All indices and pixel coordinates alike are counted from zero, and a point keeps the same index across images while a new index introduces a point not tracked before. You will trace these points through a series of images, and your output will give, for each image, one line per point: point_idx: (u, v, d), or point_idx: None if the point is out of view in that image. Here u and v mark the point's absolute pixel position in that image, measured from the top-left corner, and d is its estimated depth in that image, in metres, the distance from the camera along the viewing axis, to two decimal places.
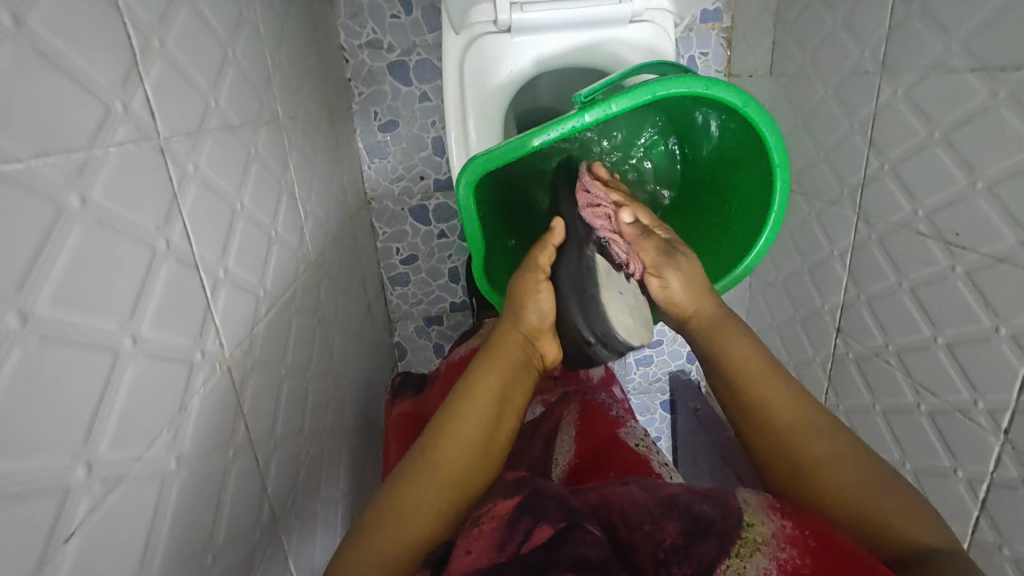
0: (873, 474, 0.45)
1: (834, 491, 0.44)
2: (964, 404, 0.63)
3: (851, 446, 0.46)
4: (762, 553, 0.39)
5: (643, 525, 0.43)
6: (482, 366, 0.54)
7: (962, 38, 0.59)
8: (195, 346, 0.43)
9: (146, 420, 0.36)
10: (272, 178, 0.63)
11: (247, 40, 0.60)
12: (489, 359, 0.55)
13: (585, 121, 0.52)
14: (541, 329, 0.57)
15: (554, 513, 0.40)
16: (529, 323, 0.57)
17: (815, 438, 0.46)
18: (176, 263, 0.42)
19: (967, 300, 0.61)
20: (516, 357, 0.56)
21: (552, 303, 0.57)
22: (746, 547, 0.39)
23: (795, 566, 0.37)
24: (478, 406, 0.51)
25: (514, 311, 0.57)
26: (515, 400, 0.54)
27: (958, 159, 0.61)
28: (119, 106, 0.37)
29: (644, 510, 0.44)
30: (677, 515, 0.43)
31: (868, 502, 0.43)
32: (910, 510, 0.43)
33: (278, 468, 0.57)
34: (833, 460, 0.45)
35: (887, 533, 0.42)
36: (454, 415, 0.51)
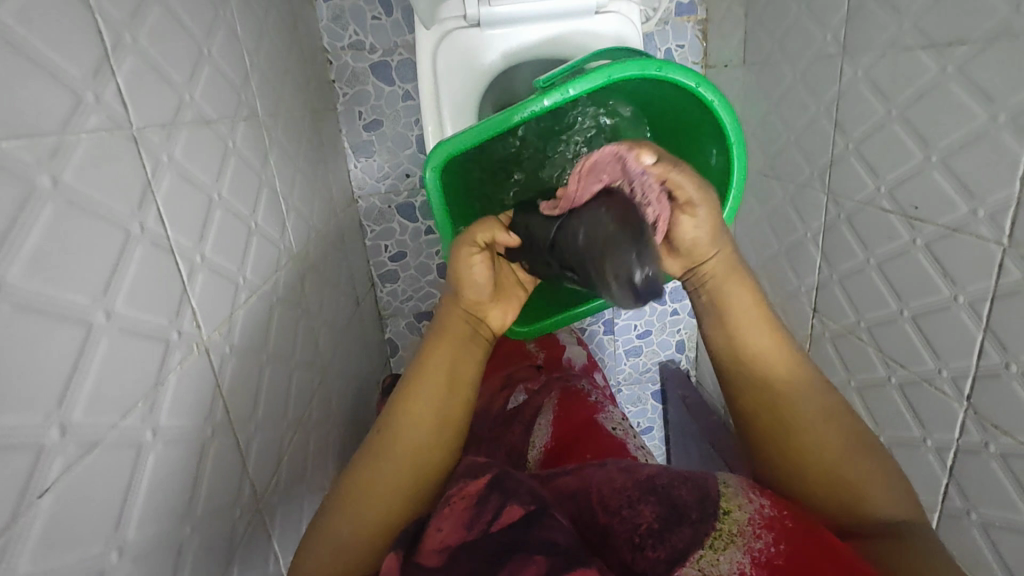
0: (863, 440, 0.48)
1: (810, 452, 0.48)
2: (929, 373, 0.65)
3: (838, 408, 0.50)
4: (736, 544, 0.39)
5: (621, 510, 0.45)
6: (431, 346, 0.55)
7: (912, 18, 0.61)
8: (172, 325, 0.45)
9: (121, 392, 0.38)
10: (251, 172, 0.66)
11: (223, 38, 0.62)
12: (437, 340, 0.56)
13: (543, 105, 0.54)
14: (481, 303, 0.58)
15: (523, 496, 0.43)
16: (471, 300, 0.57)
17: (808, 399, 0.50)
18: (150, 246, 0.44)
19: (928, 271, 0.63)
20: (463, 333, 0.56)
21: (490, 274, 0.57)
22: (720, 539, 0.40)
23: (770, 558, 0.37)
24: (423, 393, 0.52)
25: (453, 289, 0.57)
26: (461, 380, 0.55)
27: (914, 134, 0.62)
28: (91, 96, 0.39)
29: (623, 494, 0.46)
30: (655, 501, 0.44)
31: (844, 470, 0.46)
32: (879, 475, 0.46)
33: (260, 450, 0.59)
34: (820, 428, 0.48)
35: (859, 496, 0.45)
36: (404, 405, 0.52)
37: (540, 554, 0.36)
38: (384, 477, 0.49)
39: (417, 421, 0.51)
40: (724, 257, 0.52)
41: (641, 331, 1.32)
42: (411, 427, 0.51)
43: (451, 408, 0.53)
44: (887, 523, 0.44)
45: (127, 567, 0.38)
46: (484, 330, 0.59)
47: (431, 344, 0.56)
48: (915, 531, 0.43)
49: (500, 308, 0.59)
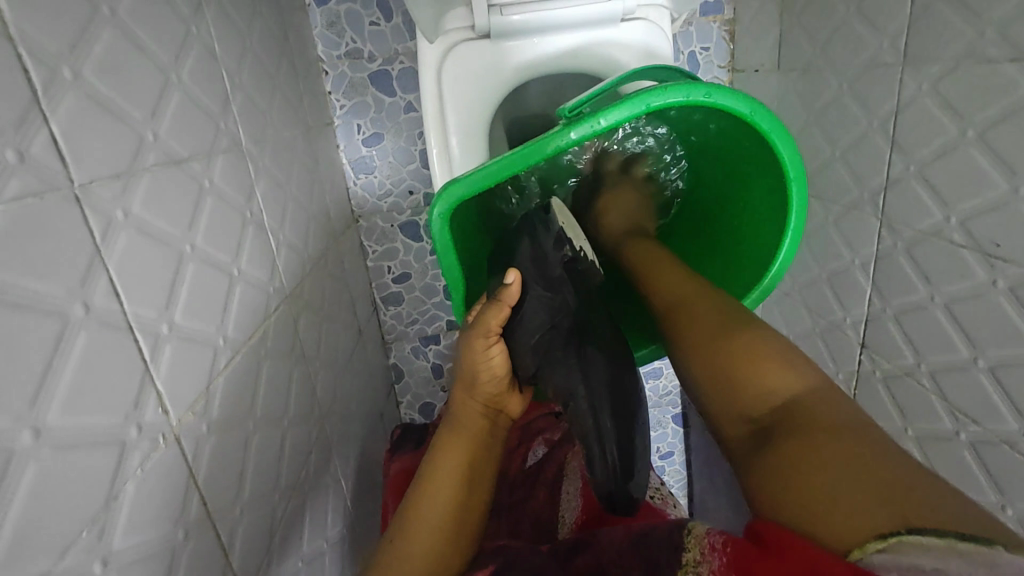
0: (748, 325, 0.46)
1: (694, 343, 0.47)
2: (1012, 435, 0.56)
3: (727, 306, 0.49)
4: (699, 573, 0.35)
5: None
6: (444, 442, 0.52)
7: (997, 25, 0.52)
8: (130, 420, 0.38)
9: (54, 527, 0.31)
10: (233, 211, 0.58)
11: (197, 59, 0.54)
12: (450, 436, 0.52)
13: (570, 139, 0.46)
14: (499, 394, 0.55)
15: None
16: (488, 390, 0.54)
17: (696, 299, 0.51)
18: (101, 328, 0.36)
19: (1012, 318, 0.54)
20: (479, 425, 0.53)
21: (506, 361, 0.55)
22: None
23: None
24: (440, 495, 0.47)
25: (467, 380, 0.54)
26: (482, 475, 0.51)
27: (996, 160, 0.54)
28: (12, 155, 0.31)
29: None
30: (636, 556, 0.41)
31: (730, 350, 0.44)
32: (773, 349, 0.43)
33: (246, 535, 0.51)
34: (703, 323, 0.48)
35: (753, 377, 0.42)
36: (418, 509, 0.47)
37: None
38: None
39: (433, 527, 0.46)
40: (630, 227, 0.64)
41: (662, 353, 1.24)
42: (431, 536, 0.45)
43: (471, 509, 0.48)
44: (777, 406, 0.40)
45: None
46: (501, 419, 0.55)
47: (444, 440, 0.52)
48: (807, 408, 0.39)
49: (516, 396, 0.57)
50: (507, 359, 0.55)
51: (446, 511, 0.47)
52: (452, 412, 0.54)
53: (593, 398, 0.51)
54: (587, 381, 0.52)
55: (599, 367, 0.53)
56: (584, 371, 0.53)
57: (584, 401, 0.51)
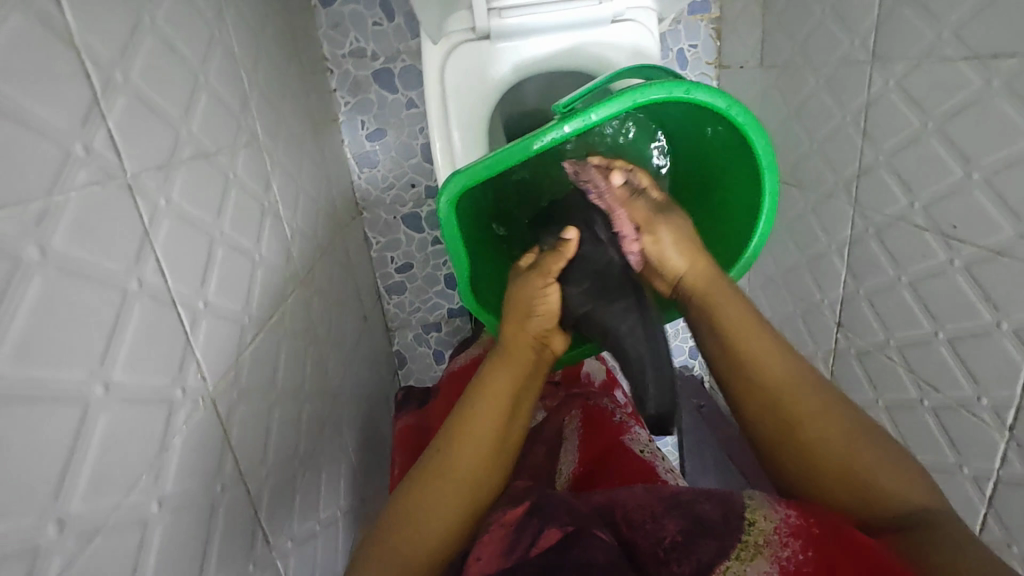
0: (860, 426, 0.47)
1: (798, 413, 0.47)
2: (968, 401, 0.61)
3: (831, 394, 0.48)
4: (764, 555, 0.38)
5: (644, 524, 0.44)
6: (494, 369, 0.55)
7: (952, 26, 0.57)
8: (175, 383, 0.43)
9: (123, 469, 0.36)
10: (254, 202, 0.62)
11: (221, 61, 0.59)
12: (499, 364, 0.55)
13: (564, 132, 0.51)
14: (549, 333, 0.57)
15: (562, 517, 0.42)
16: (538, 328, 0.56)
17: (781, 366, 0.49)
18: (150, 301, 0.41)
19: (967, 294, 0.60)
20: (528, 360, 0.56)
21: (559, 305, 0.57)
22: (747, 550, 0.39)
23: (798, 566, 0.36)
24: (487, 414, 0.52)
25: (521, 314, 0.57)
26: (523, 404, 0.55)
27: (953, 150, 0.59)
28: (80, 149, 0.36)
29: (646, 509, 0.46)
30: (678, 514, 0.44)
31: (849, 445, 0.45)
32: (893, 461, 0.45)
33: (271, 495, 0.56)
34: (817, 410, 0.47)
35: (872, 482, 0.43)
36: (465, 425, 0.52)
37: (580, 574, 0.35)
38: (444, 497, 0.48)
39: (478, 447, 0.51)
40: (703, 270, 0.55)
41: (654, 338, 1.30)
42: (474, 449, 0.50)
43: (512, 434, 0.53)
44: (902, 514, 0.42)
45: None
46: (548, 355, 0.58)
47: (493, 370, 0.55)
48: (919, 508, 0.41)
49: (564, 335, 0.59)
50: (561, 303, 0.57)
51: (489, 434, 0.51)
52: (503, 341, 0.57)
53: (639, 340, 0.54)
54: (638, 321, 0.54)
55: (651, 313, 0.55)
56: (629, 311, 0.55)
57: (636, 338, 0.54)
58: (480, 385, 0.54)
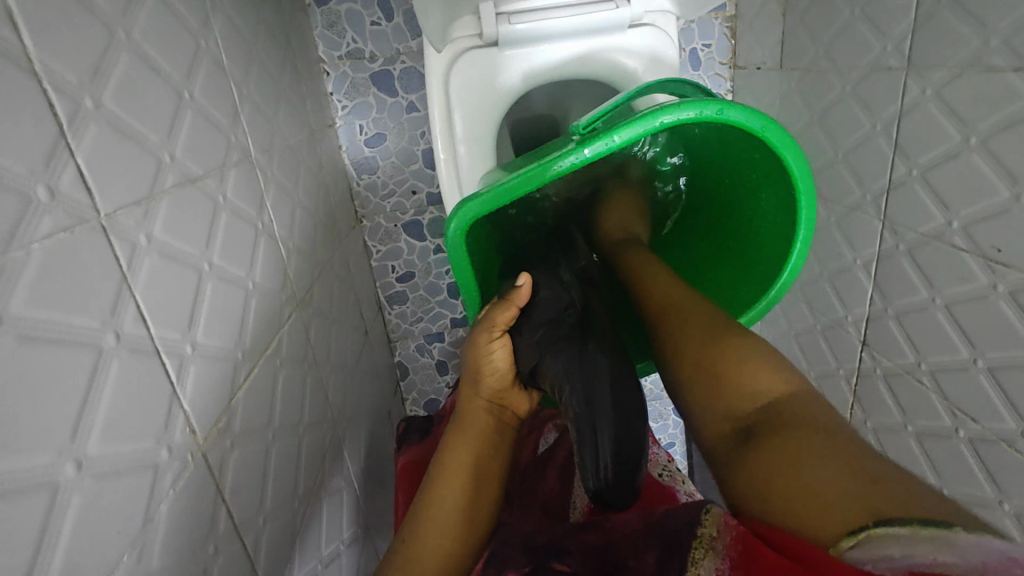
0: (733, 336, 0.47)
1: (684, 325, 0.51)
2: (1010, 434, 0.58)
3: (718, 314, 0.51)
4: (714, 551, 0.35)
5: (628, 562, 0.41)
6: (452, 441, 0.52)
7: (1002, 34, 0.53)
8: (160, 443, 0.38)
9: (99, 553, 0.32)
10: (246, 225, 0.58)
11: (207, 73, 0.54)
12: (457, 435, 0.53)
13: (584, 155, 0.47)
14: (503, 389, 0.56)
15: None
16: (493, 389, 0.55)
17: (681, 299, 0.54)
18: (130, 355, 0.37)
19: (1012, 322, 0.56)
20: (487, 424, 0.54)
21: (508, 357, 0.56)
22: (701, 550, 0.36)
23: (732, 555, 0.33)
24: (450, 491, 0.49)
25: (473, 377, 0.56)
26: (491, 471, 0.52)
27: (999, 167, 0.55)
28: (44, 193, 0.32)
29: (632, 543, 0.43)
30: (657, 542, 0.41)
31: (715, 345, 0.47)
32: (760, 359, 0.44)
33: (270, 543, 0.53)
34: (699, 320, 0.51)
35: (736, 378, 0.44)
36: (428, 506, 0.48)
37: None
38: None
39: (446, 527, 0.47)
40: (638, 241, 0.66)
41: None
42: (438, 533, 0.46)
43: (482, 504, 0.49)
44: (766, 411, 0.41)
45: None
46: (508, 415, 0.57)
47: (451, 441, 0.53)
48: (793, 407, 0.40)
49: (523, 395, 0.58)
50: (509, 356, 0.56)
51: (456, 509, 0.48)
52: (459, 411, 0.55)
53: (592, 395, 0.52)
54: (584, 370, 0.54)
55: (599, 365, 0.54)
56: (585, 365, 0.55)
57: (581, 396, 0.52)
58: (441, 458, 0.52)
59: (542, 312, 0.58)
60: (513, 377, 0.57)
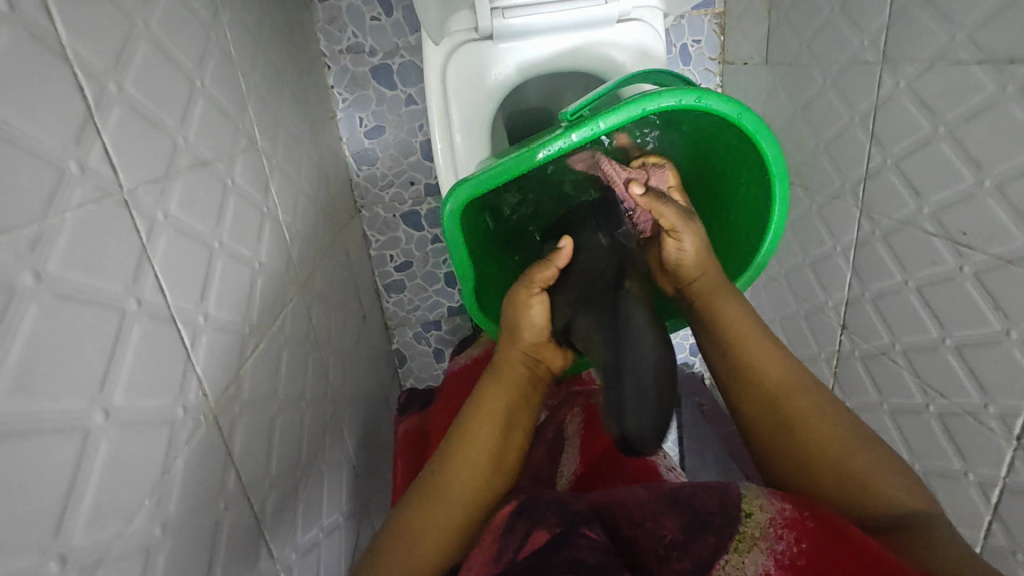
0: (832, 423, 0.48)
1: (778, 393, 0.49)
2: (975, 408, 0.61)
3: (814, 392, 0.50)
4: (760, 548, 0.38)
5: (645, 522, 0.43)
6: (488, 390, 0.55)
7: (967, 29, 0.56)
8: (176, 402, 0.42)
9: (124, 497, 0.36)
10: (253, 208, 0.61)
11: (217, 63, 0.57)
12: (495, 380, 0.56)
13: (572, 140, 0.50)
14: (540, 345, 0.58)
15: (550, 518, 0.41)
16: (532, 343, 0.57)
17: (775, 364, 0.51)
18: (149, 320, 0.40)
19: (976, 301, 0.59)
20: (525, 376, 0.57)
21: (547, 316, 0.57)
22: (744, 542, 0.39)
23: (793, 559, 0.36)
24: (483, 438, 0.52)
25: (511, 331, 0.58)
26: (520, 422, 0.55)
27: (964, 155, 0.58)
28: (75, 166, 0.35)
29: (647, 507, 0.45)
30: (679, 512, 0.43)
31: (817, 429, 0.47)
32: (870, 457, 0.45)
33: (275, 506, 0.56)
34: (805, 397, 0.49)
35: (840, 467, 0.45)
36: (460, 451, 0.51)
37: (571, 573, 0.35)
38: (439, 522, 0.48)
39: (475, 471, 0.50)
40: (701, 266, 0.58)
41: None
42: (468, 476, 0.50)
43: (511, 451, 0.53)
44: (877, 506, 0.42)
45: None
46: (541, 370, 0.59)
47: (488, 389, 0.56)
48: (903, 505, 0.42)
49: (559, 352, 0.60)
50: (547, 315, 0.57)
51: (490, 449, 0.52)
52: (497, 360, 0.58)
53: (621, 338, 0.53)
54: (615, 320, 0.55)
55: None
56: (612, 317, 0.55)
57: (609, 340, 0.53)
58: (478, 401, 0.55)
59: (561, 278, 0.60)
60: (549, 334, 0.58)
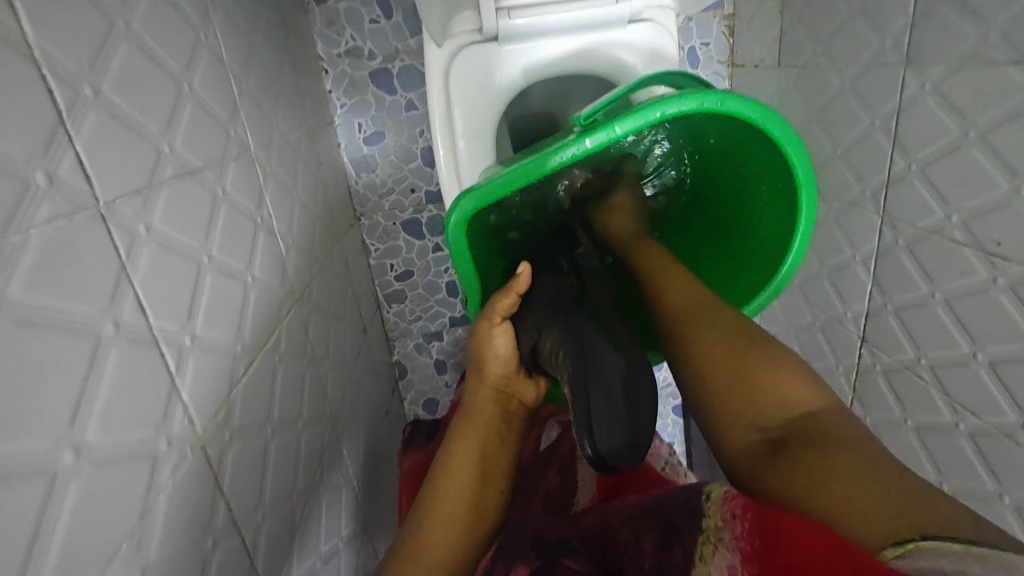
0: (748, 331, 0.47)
1: (690, 301, 0.51)
2: (1010, 427, 0.58)
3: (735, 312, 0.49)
4: (723, 547, 0.34)
5: (629, 548, 0.42)
6: (456, 433, 0.53)
7: (1001, 27, 0.53)
8: (160, 434, 0.38)
9: (95, 542, 0.32)
10: (245, 218, 0.58)
11: (207, 66, 0.54)
12: (463, 423, 0.53)
13: (586, 146, 0.47)
14: (508, 377, 0.56)
15: (528, 552, 0.41)
16: (499, 375, 0.56)
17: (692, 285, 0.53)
18: (129, 346, 0.36)
19: (1011, 315, 0.56)
20: (495, 411, 0.54)
21: (511, 343, 0.56)
22: (708, 545, 0.35)
23: (749, 544, 0.33)
24: (457, 485, 0.48)
25: (476, 366, 0.56)
26: (498, 465, 0.51)
27: (999, 161, 0.55)
28: (41, 178, 0.31)
29: (629, 522, 0.43)
30: (653, 523, 0.41)
31: (729, 330, 0.47)
32: (780, 368, 0.44)
33: (269, 536, 0.52)
34: (713, 307, 0.50)
35: (756, 374, 0.44)
36: (434, 504, 0.48)
37: None
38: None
39: (451, 521, 0.46)
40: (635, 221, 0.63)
41: None
42: (444, 526, 0.46)
43: (488, 498, 0.49)
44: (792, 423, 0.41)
45: None
46: (515, 403, 0.57)
47: (458, 431, 0.53)
48: (827, 429, 0.39)
49: (529, 382, 0.58)
50: (512, 342, 0.56)
51: (464, 497, 0.48)
52: (466, 401, 0.56)
53: (587, 355, 0.49)
54: (582, 340, 0.51)
55: (594, 329, 0.52)
56: (578, 329, 0.52)
57: (574, 352, 0.49)
58: (448, 448, 0.52)
59: (539, 299, 0.57)
60: (517, 364, 0.57)
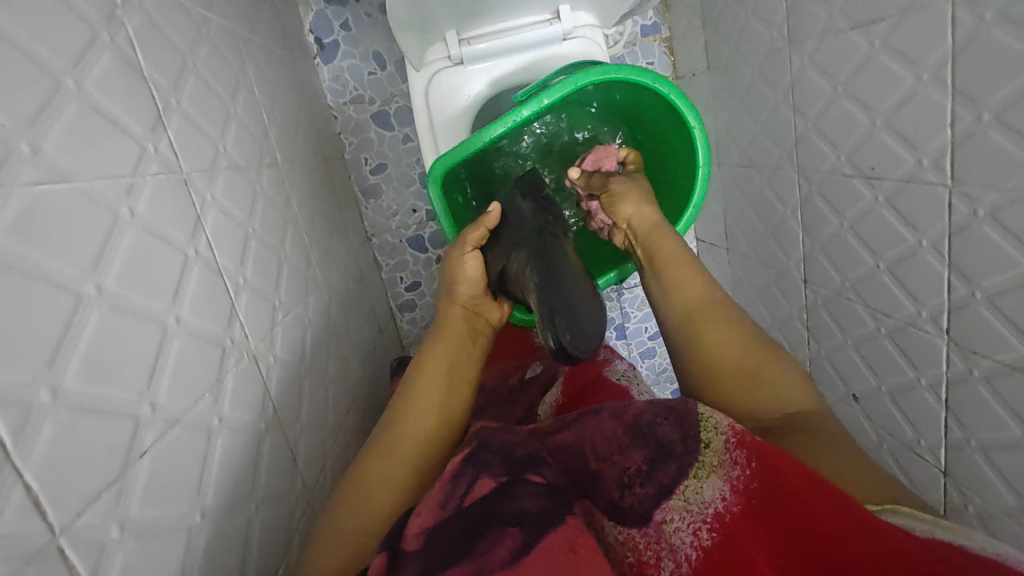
0: (754, 342, 0.58)
1: (704, 316, 0.61)
2: (912, 317, 0.69)
3: (744, 323, 0.60)
4: (717, 474, 0.44)
5: (612, 456, 0.48)
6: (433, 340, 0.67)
7: (840, 4, 0.68)
8: (225, 333, 0.53)
9: (190, 385, 0.46)
10: (277, 211, 0.74)
11: (245, 99, 0.72)
12: (439, 333, 0.67)
13: (524, 115, 0.63)
14: (474, 299, 0.71)
15: (496, 468, 0.46)
16: (466, 296, 0.71)
17: (707, 298, 0.62)
18: (204, 268, 0.52)
19: (893, 223, 0.69)
20: (462, 323, 0.69)
21: (479, 269, 0.71)
22: (702, 468, 0.45)
23: (745, 483, 0.42)
24: (432, 376, 0.62)
25: (449, 290, 0.71)
26: (464, 362, 0.65)
27: (859, 103, 0.69)
28: (151, 147, 0.48)
29: (612, 439, 0.50)
30: (642, 442, 0.48)
31: (739, 345, 0.58)
32: (780, 369, 0.57)
33: (306, 449, 0.65)
34: (725, 323, 0.60)
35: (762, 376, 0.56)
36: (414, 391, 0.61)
37: (513, 528, 0.39)
38: (399, 451, 0.55)
39: (426, 401, 0.60)
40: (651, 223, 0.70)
41: (651, 331, 1.39)
42: (421, 405, 0.59)
43: (457, 386, 0.63)
44: (787, 415, 0.54)
45: (207, 527, 0.45)
46: (480, 320, 0.71)
47: (435, 338, 0.67)
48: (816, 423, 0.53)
49: (494, 305, 0.72)
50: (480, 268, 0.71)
51: (436, 383, 0.62)
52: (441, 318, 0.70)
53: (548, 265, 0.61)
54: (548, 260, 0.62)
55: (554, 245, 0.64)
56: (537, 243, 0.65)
57: (541, 268, 0.61)
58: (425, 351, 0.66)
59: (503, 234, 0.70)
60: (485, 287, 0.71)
